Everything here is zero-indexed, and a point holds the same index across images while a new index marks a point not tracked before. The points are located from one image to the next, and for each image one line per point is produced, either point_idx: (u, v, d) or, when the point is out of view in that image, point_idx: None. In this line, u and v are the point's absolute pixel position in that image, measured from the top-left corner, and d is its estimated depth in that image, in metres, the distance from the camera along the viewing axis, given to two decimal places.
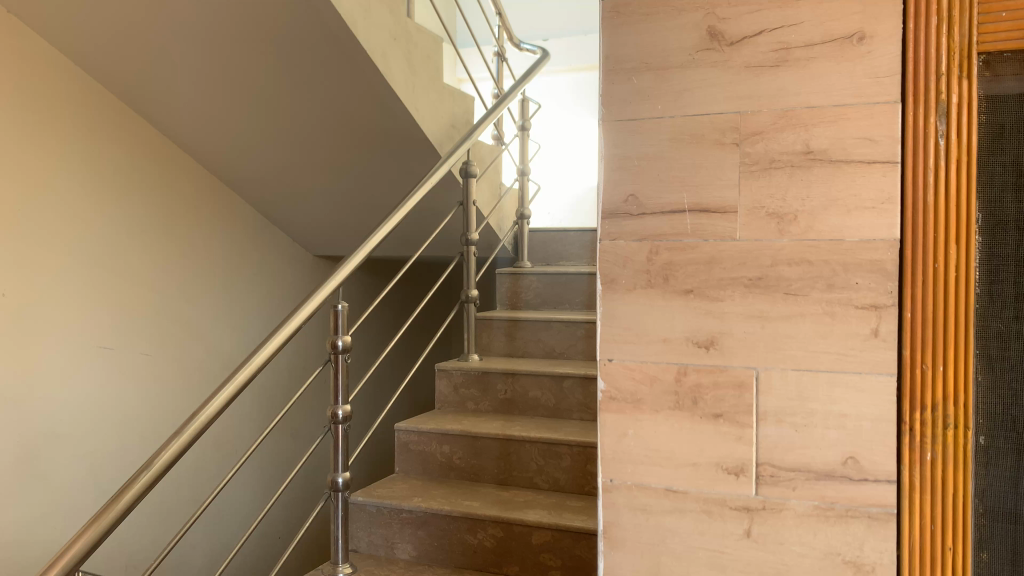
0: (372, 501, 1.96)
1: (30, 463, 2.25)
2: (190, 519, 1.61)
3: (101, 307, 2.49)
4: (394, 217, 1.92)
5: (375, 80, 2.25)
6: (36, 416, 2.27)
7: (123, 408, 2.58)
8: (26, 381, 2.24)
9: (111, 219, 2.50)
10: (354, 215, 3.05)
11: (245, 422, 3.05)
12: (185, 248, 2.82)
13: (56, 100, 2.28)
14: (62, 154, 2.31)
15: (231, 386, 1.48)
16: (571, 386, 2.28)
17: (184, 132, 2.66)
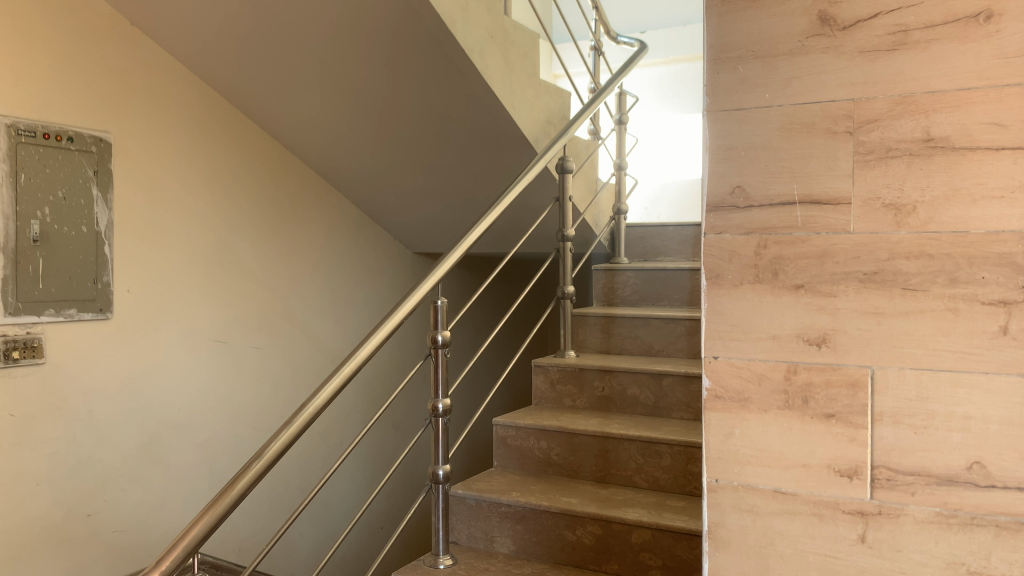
0: (472, 495, 1.98)
1: (151, 451, 2.40)
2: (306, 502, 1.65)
3: (217, 303, 2.62)
4: (492, 213, 1.93)
5: (474, 80, 2.26)
6: (158, 405, 2.42)
7: (238, 400, 2.71)
8: (147, 373, 2.38)
9: (224, 218, 2.63)
10: (453, 212, 3.08)
11: (349, 414, 3.14)
12: (294, 246, 2.93)
13: (172, 104, 2.44)
14: (178, 155, 2.47)
15: (338, 378, 1.51)
16: (671, 384, 2.24)
17: (291, 134, 2.77)
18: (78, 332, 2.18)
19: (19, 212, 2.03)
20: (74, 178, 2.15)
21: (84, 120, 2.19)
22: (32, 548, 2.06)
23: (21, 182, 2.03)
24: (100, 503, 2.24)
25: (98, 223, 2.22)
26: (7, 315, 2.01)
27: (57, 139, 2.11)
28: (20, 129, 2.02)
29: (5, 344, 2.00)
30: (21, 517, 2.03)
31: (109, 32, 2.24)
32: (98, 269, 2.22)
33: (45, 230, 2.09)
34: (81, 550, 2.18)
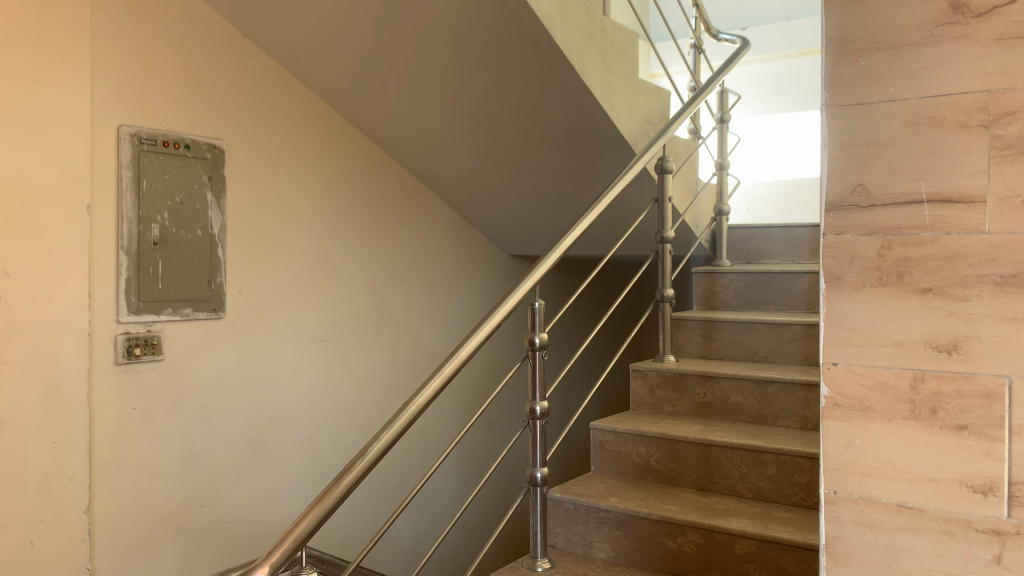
0: (570, 499, 1.97)
1: (259, 446, 2.49)
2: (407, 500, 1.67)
3: (321, 303, 2.70)
4: (590, 214, 1.90)
5: (572, 81, 2.24)
6: (265, 401, 2.51)
7: (340, 399, 2.78)
8: (256, 372, 2.48)
9: (327, 221, 2.71)
10: (550, 214, 3.08)
11: (446, 415, 3.18)
12: (393, 248, 2.99)
13: (278, 111, 2.53)
14: (284, 160, 2.56)
15: (438, 378, 1.52)
16: (777, 392, 2.17)
17: (390, 139, 2.82)
18: (194, 330, 2.29)
19: (141, 216, 2.14)
20: (190, 184, 2.26)
21: (200, 129, 2.29)
22: (152, 537, 2.17)
23: (143, 188, 2.14)
24: (212, 495, 2.34)
25: (211, 227, 2.32)
26: (130, 314, 2.11)
27: (176, 147, 2.22)
28: (143, 138, 2.13)
29: (129, 341, 2.10)
30: (141, 505, 2.14)
31: (220, 44, 2.34)
32: (211, 270, 2.32)
33: (165, 234, 2.20)
34: (196, 540, 2.29)
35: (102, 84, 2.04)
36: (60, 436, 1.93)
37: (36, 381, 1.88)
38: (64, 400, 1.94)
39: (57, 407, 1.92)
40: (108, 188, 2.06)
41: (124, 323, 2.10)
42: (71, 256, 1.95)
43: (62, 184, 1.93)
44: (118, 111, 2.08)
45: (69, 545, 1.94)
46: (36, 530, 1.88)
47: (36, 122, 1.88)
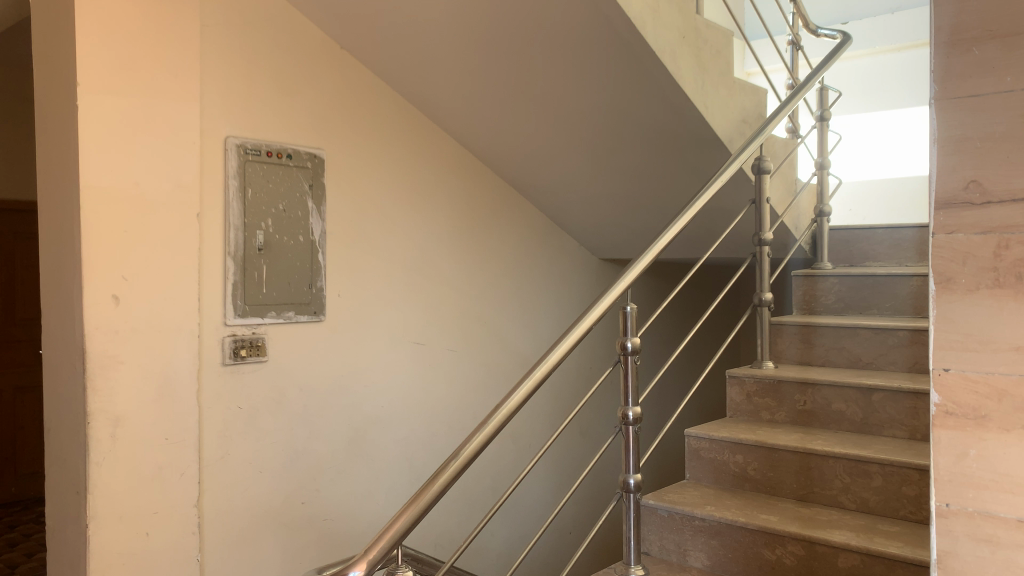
0: (664, 506, 1.94)
1: (357, 446, 2.55)
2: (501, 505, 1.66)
3: (415, 308, 2.75)
4: (682, 217, 1.87)
5: (666, 82, 2.20)
6: (363, 402, 2.57)
7: (434, 402, 2.82)
8: (354, 374, 2.54)
9: (421, 227, 2.76)
10: (641, 218, 3.04)
11: (538, 418, 3.19)
12: (485, 253, 3.02)
13: (373, 120, 2.59)
14: (380, 168, 2.62)
15: (530, 381, 1.51)
16: (882, 400, 2.07)
17: (482, 145, 2.86)
18: (296, 333, 2.37)
19: (247, 223, 2.24)
20: (292, 192, 2.34)
21: (301, 139, 2.38)
22: (257, 531, 2.26)
23: (248, 197, 2.24)
24: (313, 492, 2.42)
25: (312, 233, 2.40)
26: (236, 316, 2.21)
27: (279, 157, 2.31)
28: (248, 149, 2.23)
29: (235, 343, 2.20)
30: (246, 501, 2.23)
31: (319, 57, 2.42)
32: (312, 275, 2.41)
33: (269, 240, 2.29)
34: (297, 536, 2.37)
35: (210, 98, 2.15)
36: (172, 433, 2.02)
37: (151, 380, 1.98)
38: (177, 398, 2.03)
39: (170, 405, 2.02)
40: (216, 197, 2.17)
41: (231, 325, 2.20)
42: (183, 262, 2.05)
43: (175, 194, 2.03)
44: (225, 124, 2.19)
45: (181, 537, 2.04)
46: (152, 522, 1.97)
47: (152, 135, 1.98)
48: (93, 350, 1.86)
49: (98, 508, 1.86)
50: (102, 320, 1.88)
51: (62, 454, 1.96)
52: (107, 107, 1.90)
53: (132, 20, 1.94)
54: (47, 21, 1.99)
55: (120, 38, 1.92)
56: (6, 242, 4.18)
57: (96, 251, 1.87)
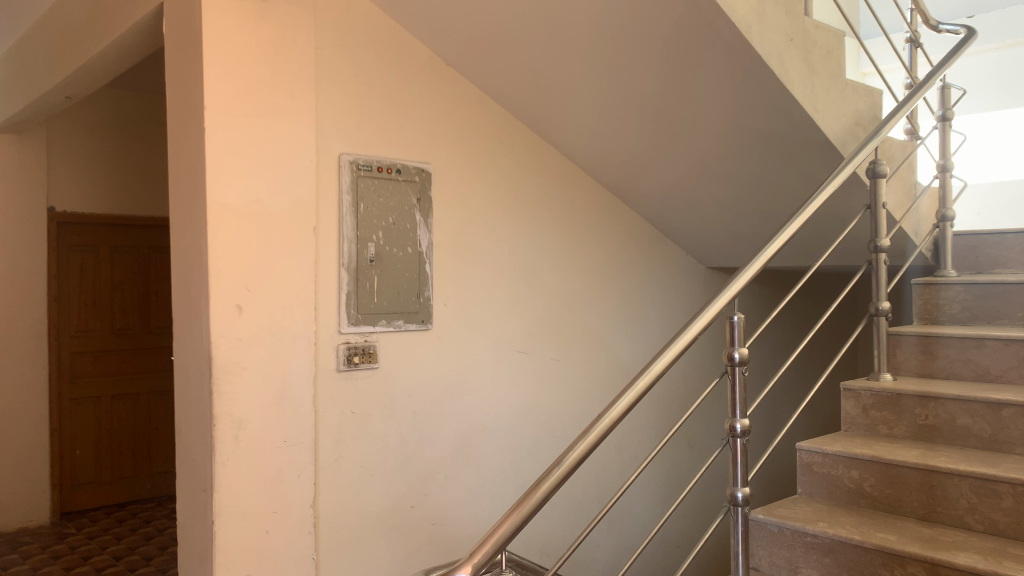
0: (774, 521, 1.88)
1: (464, 452, 2.60)
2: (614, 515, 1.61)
3: (520, 317, 2.78)
4: (791, 225, 1.81)
5: (773, 87, 2.12)
6: (470, 410, 2.62)
7: (538, 410, 2.84)
8: (460, 382, 2.60)
9: (526, 237, 2.79)
10: (749, 225, 2.95)
11: (644, 428, 3.16)
12: (590, 264, 3.02)
13: (476, 134, 2.65)
14: (484, 180, 2.68)
15: (633, 391, 1.48)
16: (1013, 416, 1.95)
17: (585, 155, 2.87)
18: (405, 341, 2.45)
19: (360, 235, 2.33)
20: (401, 206, 2.43)
21: (410, 155, 2.47)
22: (368, 532, 2.34)
23: (360, 210, 2.34)
24: (422, 496, 2.48)
25: (420, 245, 2.49)
26: (350, 324, 2.31)
27: (389, 172, 2.40)
28: (360, 164, 2.33)
29: (349, 350, 2.30)
30: (360, 503, 2.32)
31: (425, 74, 2.51)
32: (420, 285, 2.48)
33: (380, 252, 2.38)
34: (407, 539, 2.44)
35: (325, 118, 2.26)
36: (290, 436, 2.12)
37: (271, 386, 2.09)
38: (295, 403, 2.14)
39: (289, 410, 2.12)
40: (331, 211, 2.27)
41: (345, 333, 2.30)
42: (301, 273, 2.16)
43: (293, 209, 2.14)
44: (340, 141, 2.30)
45: (299, 536, 2.14)
46: (272, 520, 2.08)
47: (271, 153, 2.10)
48: (219, 356, 1.98)
49: (224, 506, 1.98)
50: (227, 329, 2.00)
51: (190, 454, 2.10)
52: (231, 128, 2.02)
53: (253, 46, 2.06)
54: (178, 50, 2.14)
55: (242, 64, 2.04)
56: (142, 255, 4.49)
57: (222, 265, 1.99)
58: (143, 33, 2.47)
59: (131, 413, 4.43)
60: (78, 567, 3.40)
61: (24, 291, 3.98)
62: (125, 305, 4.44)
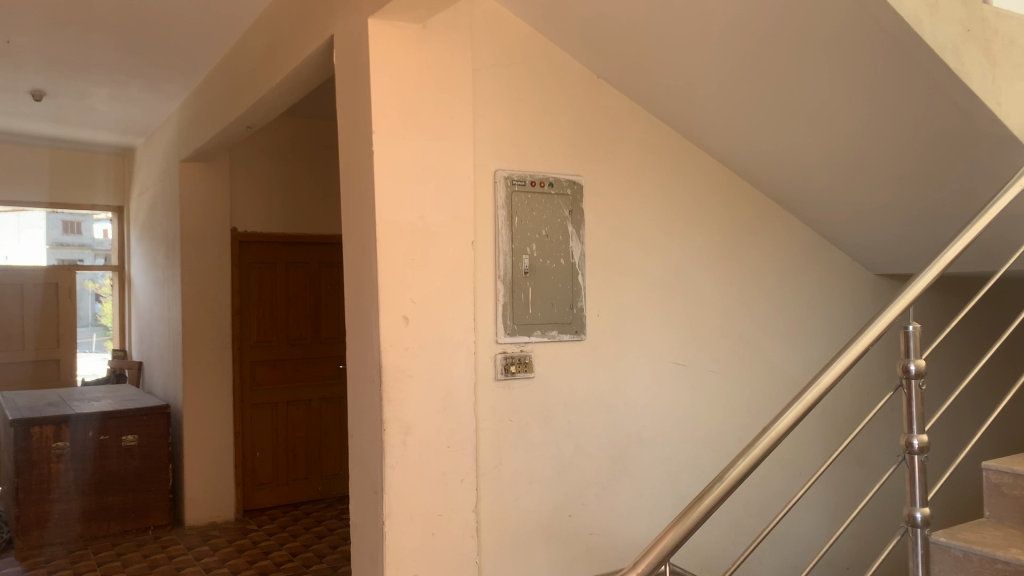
0: (958, 545, 1.75)
1: (621, 463, 2.60)
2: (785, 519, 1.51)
3: (677, 328, 2.75)
4: (974, 225, 1.68)
5: (948, 81, 1.98)
6: (626, 421, 2.62)
7: (697, 422, 2.78)
8: (616, 392, 2.60)
9: (680, 246, 2.76)
10: (923, 230, 2.76)
11: (809, 444, 3.02)
12: (748, 274, 2.94)
13: (628, 143, 2.66)
14: (637, 190, 2.68)
15: (800, 405, 1.40)
16: None
17: (741, 161, 2.80)
18: (560, 352, 2.50)
19: (514, 248, 2.42)
20: (554, 218, 2.49)
21: (562, 168, 2.53)
22: (526, 538, 2.40)
23: (515, 224, 2.42)
24: (580, 506, 2.51)
25: (573, 256, 2.53)
26: (507, 335, 2.39)
27: (542, 186, 2.48)
28: (514, 180, 2.42)
29: (506, 359, 2.38)
30: (520, 510, 2.40)
31: (575, 88, 2.57)
32: (573, 296, 2.52)
33: (534, 264, 2.45)
34: (565, 547, 2.47)
35: (481, 137, 2.38)
36: (453, 442, 2.21)
37: (435, 394, 2.18)
38: (457, 409, 2.22)
39: (451, 417, 2.21)
40: (487, 226, 2.38)
41: (502, 343, 2.39)
42: (461, 286, 2.25)
43: (453, 225, 2.23)
44: (496, 159, 2.41)
45: (463, 539, 2.22)
46: (437, 523, 2.16)
47: (432, 170, 2.20)
48: (388, 364, 2.09)
49: (393, 507, 2.08)
50: (394, 339, 2.11)
51: (362, 456, 2.22)
52: (396, 149, 2.13)
53: (415, 69, 2.18)
54: (346, 77, 2.28)
55: (406, 88, 2.16)
56: (313, 270, 4.77)
57: (389, 279, 2.10)
58: (315, 64, 2.66)
59: (304, 418, 4.73)
60: (259, 561, 3.66)
61: (211, 306, 4.36)
62: (298, 317, 4.73)
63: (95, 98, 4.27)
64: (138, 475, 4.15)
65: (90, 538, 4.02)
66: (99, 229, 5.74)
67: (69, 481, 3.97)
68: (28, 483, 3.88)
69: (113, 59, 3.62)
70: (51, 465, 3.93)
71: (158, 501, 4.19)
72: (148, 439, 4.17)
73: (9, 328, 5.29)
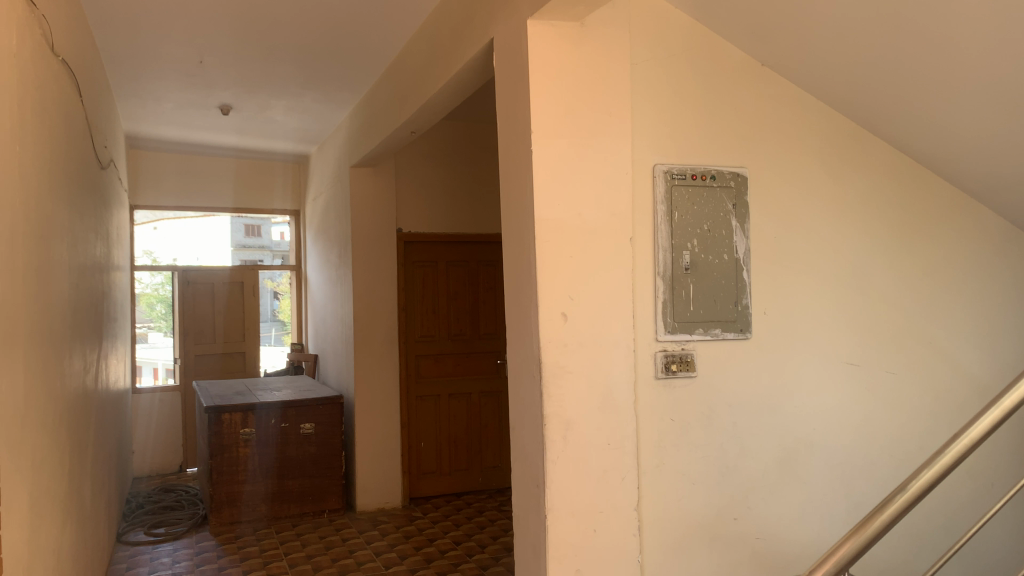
0: None
1: (790, 466, 2.49)
2: (978, 528, 1.39)
3: (850, 326, 2.59)
4: None
5: None
6: (795, 423, 2.51)
7: (875, 427, 2.61)
8: (784, 393, 2.50)
9: (854, 239, 2.60)
10: None
11: (1005, 454, 2.75)
12: (932, 269, 2.70)
13: (794, 132, 2.55)
14: (806, 182, 2.56)
15: (996, 410, 1.27)
16: None
17: (922, 149, 2.59)
18: (724, 351, 2.43)
19: (675, 244, 2.38)
20: (716, 212, 2.43)
21: (724, 160, 2.46)
22: (688, 539, 2.37)
23: (675, 219, 2.38)
24: (745, 509, 2.44)
25: (737, 252, 2.45)
26: (667, 333, 2.36)
27: (703, 179, 2.42)
28: (674, 173, 2.38)
29: (667, 358, 2.35)
30: (682, 510, 2.37)
31: (738, 77, 2.49)
32: (737, 292, 2.44)
33: (695, 259, 2.40)
34: (730, 550, 2.41)
35: (640, 133, 2.37)
36: (614, 440, 2.20)
37: (595, 391, 2.18)
38: (617, 408, 2.21)
39: (612, 415, 2.20)
40: (647, 221, 2.36)
41: (662, 340, 2.36)
42: (621, 282, 2.23)
43: (612, 221, 2.23)
44: (654, 156, 2.38)
45: (624, 537, 2.21)
46: (598, 520, 2.17)
47: (591, 168, 2.20)
48: (548, 360, 2.12)
49: (555, 502, 2.11)
50: (554, 335, 2.13)
51: (523, 451, 2.26)
52: (554, 147, 2.15)
53: (573, 67, 2.19)
54: (507, 78, 2.33)
55: (565, 86, 2.17)
56: (472, 268, 4.91)
57: (549, 275, 2.13)
58: (476, 68, 2.73)
59: (465, 412, 4.87)
60: (425, 547, 3.82)
61: (379, 303, 4.58)
62: (459, 314, 4.88)
63: (275, 110, 4.60)
64: (315, 461, 4.44)
65: (274, 518, 4.34)
66: (277, 232, 6.17)
67: (256, 465, 4.31)
68: (220, 466, 4.24)
69: (291, 72, 3.87)
70: (240, 449, 4.27)
71: (332, 486, 4.47)
72: (323, 428, 4.45)
73: (202, 322, 5.83)
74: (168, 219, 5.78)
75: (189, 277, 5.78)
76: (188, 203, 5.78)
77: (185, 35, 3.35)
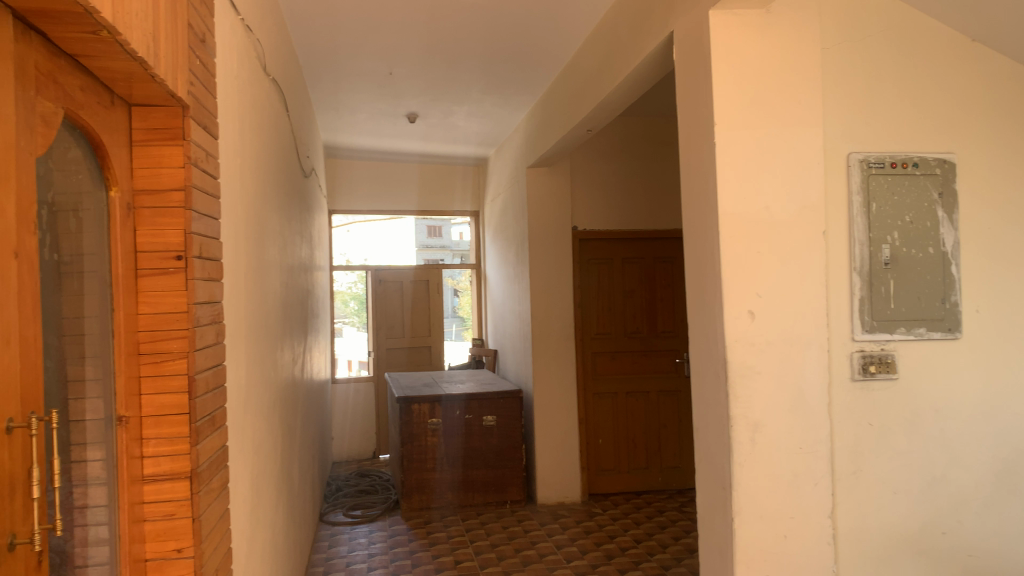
0: None
1: (1009, 479, 2.27)
2: None
3: None
4: None
5: None
6: (1015, 431, 2.28)
7: None
8: (1001, 398, 2.27)
9: None
10: None
11: None
12: None
13: (1011, 112, 2.31)
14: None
15: None
16: None
17: None
18: (929, 351, 2.25)
19: (873, 238, 2.24)
20: (920, 202, 2.26)
21: (927, 147, 2.28)
22: (889, 551, 2.22)
23: (873, 210, 2.24)
24: (955, 522, 2.25)
25: (944, 244, 2.26)
26: (865, 332, 2.22)
27: (904, 167, 2.26)
28: (871, 162, 2.24)
29: (864, 359, 2.22)
30: (882, 520, 2.23)
31: (944, 55, 2.30)
32: (945, 289, 2.25)
33: (896, 254, 2.24)
34: (938, 566, 2.24)
35: (832, 121, 2.25)
36: (805, 444, 2.11)
37: (785, 392, 2.09)
38: (808, 410, 2.11)
39: (803, 417, 2.11)
40: (842, 214, 2.23)
41: (859, 340, 2.22)
42: (813, 277, 2.13)
43: (801, 214, 2.13)
44: (848, 145, 2.24)
45: (817, 545, 2.11)
46: (790, 525, 2.08)
47: (779, 159, 2.12)
48: (734, 359, 2.06)
49: (743, 505, 2.05)
50: (741, 333, 2.07)
51: (708, 451, 2.21)
52: (739, 140, 2.09)
53: (759, 56, 2.11)
54: (688, 72, 2.28)
55: (751, 76, 2.10)
56: (649, 264, 4.86)
57: (735, 271, 2.07)
58: (654, 62, 2.69)
59: (643, 410, 4.84)
60: (606, 544, 3.84)
61: (556, 300, 4.64)
62: (636, 310, 4.85)
63: (457, 115, 4.78)
64: (498, 453, 4.57)
65: (460, 506, 4.52)
66: (457, 232, 6.43)
67: (443, 454, 4.50)
68: (410, 454, 4.47)
69: (472, 78, 4.02)
70: (428, 438, 4.48)
71: (514, 478, 4.58)
72: (505, 421, 4.57)
73: (392, 318, 6.17)
74: (360, 222, 6.16)
75: (380, 276, 6.14)
76: (378, 207, 6.14)
77: (377, 49, 3.57)
